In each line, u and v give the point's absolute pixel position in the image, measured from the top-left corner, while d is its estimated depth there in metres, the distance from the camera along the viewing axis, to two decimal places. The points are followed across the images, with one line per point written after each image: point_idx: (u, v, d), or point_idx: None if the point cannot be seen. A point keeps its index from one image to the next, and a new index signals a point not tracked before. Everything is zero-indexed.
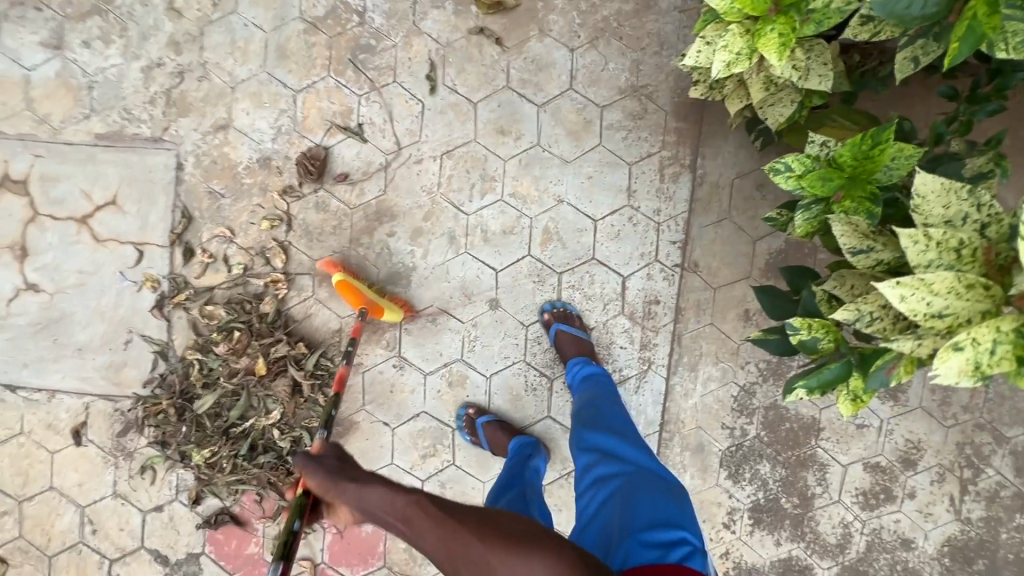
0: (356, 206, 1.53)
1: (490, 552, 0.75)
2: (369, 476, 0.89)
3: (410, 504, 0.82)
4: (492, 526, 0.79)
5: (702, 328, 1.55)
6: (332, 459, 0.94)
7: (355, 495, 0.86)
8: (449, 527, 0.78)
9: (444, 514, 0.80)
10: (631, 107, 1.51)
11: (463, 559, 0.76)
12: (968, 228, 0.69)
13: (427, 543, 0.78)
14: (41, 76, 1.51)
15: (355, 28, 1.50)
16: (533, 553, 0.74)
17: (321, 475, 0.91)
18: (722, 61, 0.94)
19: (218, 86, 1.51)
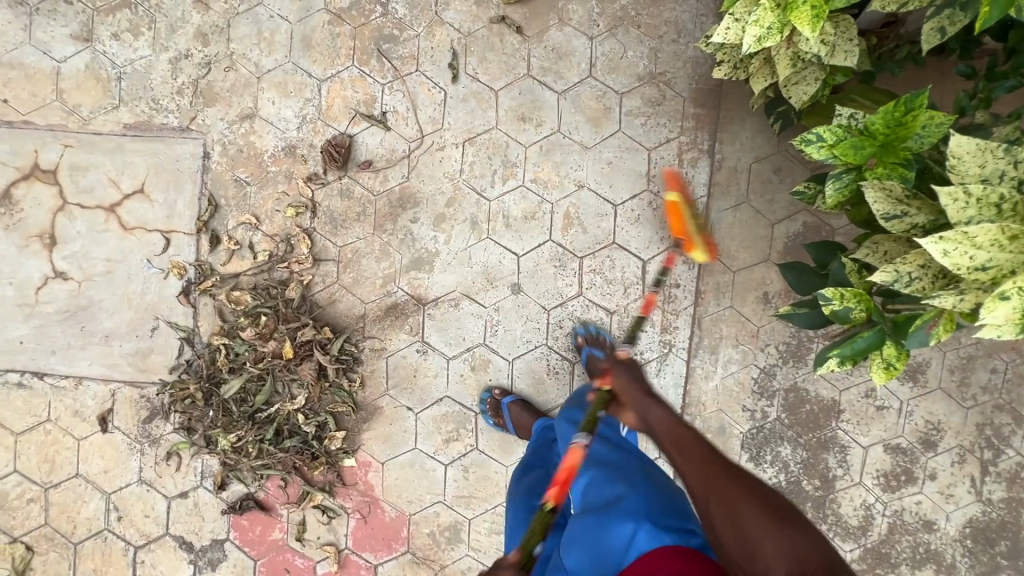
0: (379, 193, 1.55)
1: (748, 501, 0.75)
2: (658, 400, 0.96)
3: (694, 440, 0.87)
4: (756, 487, 0.78)
5: (721, 311, 1.57)
6: (634, 375, 1.03)
7: (649, 406, 0.95)
8: (712, 468, 0.81)
9: (714, 457, 0.83)
10: (649, 94, 1.54)
11: (716, 494, 0.78)
12: (1006, 185, 0.71)
13: (691, 473, 0.82)
14: (71, 68, 1.54)
15: (379, 19, 1.54)
16: (788, 520, 0.73)
17: (629, 378, 1.02)
18: (753, 36, 0.98)
19: (244, 76, 1.54)
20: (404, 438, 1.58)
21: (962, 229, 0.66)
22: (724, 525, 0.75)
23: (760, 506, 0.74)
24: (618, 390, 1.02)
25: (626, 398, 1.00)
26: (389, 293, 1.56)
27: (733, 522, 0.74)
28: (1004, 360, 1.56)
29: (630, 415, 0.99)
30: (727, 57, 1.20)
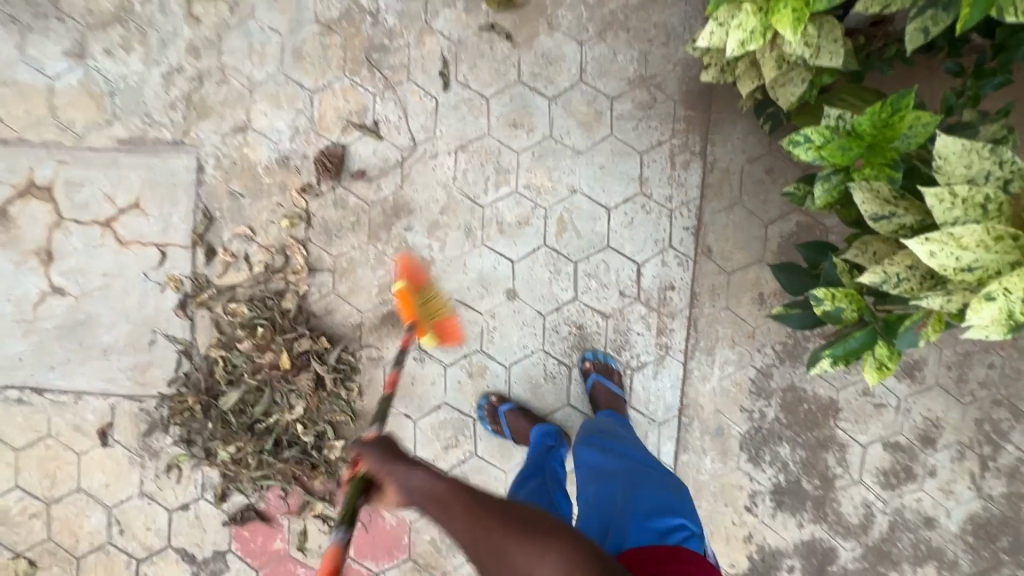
0: (373, 202, 1.56)
1: (519, 545, 0.77)
2: (421, 463, 0.90)
3: (449, 491, 0.84)
4: (524, 523, 0.80)
5: (717, 312, 1.57)
6: (387, 447, 0.93)
7: (410, 479, 0.87)
8: (480, 520, 0.80)
9: (477, 505, 0.82)
10: (640, 97, 1.54)
11: (488, 548, 0.78)
12: (992, 185, 0.71)
13: (457, 529, 0.81)
14: (65, 84, 1.55)
15: (369, 29, 1.54)
16: (557, 546, 0.76)
17: (379, 453, 0.92)
18: (736, 39, 0.99)
19: (237, 88, 1.55)
20: (403, 446, 1.58)
21: (948, 230, 0.66)
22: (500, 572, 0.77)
23: (531, 539, 0.77)
24: (372, 473, 0.91)
25: (381, 473, 0.90)
26: (385, 302, 1.57)
27: (512, 566, 0.76)
28: (1001, 356, 1.56)
29: (385, 496, 0.90)
30: (715, 61, 1.20)
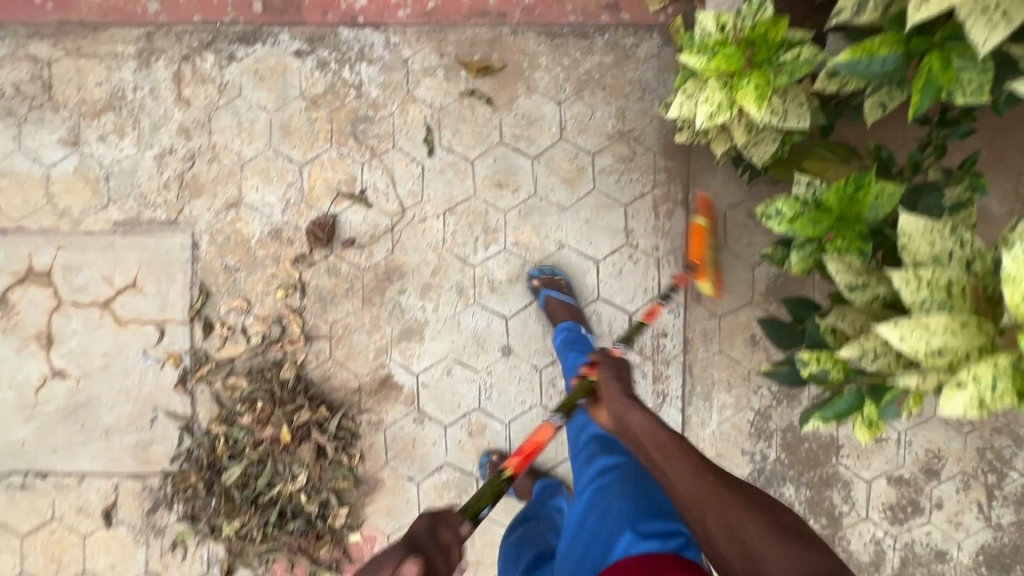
0: (366, 267, 1.59)
1: (761, 528, 0.76)
2: (637, 404, 1.01)
3: (674, 444, 0.91)
4: (770, 515, 0.78)
5: (711, 357, 1.58)
6: (627, 374, 1.11)
7: (627, 412, 1.00)
8: (710, 484, 0.82)
9: (711, 476, 0.84)
10: (620, 151, 1.59)
11: (708, 500, 0.80)
12: (955, 264, 0.74)
13: (681, 480, 0.85)
14: (60, 172, 1.59)
15: (354, 101, 1.59)
16: (798, 540, 0.75)
17: (614, 374, 1.09)
18: (704, 112, 1.01)
19: (228, 165, 1.59)
20: (408, 509, 1.58)
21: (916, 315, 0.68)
22: (725, 536, 0.77)
23: (769, 524, 0.77)
24: (600, 383, 1.09)
25: (607, 397, 1.05)
26: (382, 365, 1.58)
27: (737, 532, 0.76)
28: None
29: (604, 414, 1.05)
30: (687, 124, 1.25)
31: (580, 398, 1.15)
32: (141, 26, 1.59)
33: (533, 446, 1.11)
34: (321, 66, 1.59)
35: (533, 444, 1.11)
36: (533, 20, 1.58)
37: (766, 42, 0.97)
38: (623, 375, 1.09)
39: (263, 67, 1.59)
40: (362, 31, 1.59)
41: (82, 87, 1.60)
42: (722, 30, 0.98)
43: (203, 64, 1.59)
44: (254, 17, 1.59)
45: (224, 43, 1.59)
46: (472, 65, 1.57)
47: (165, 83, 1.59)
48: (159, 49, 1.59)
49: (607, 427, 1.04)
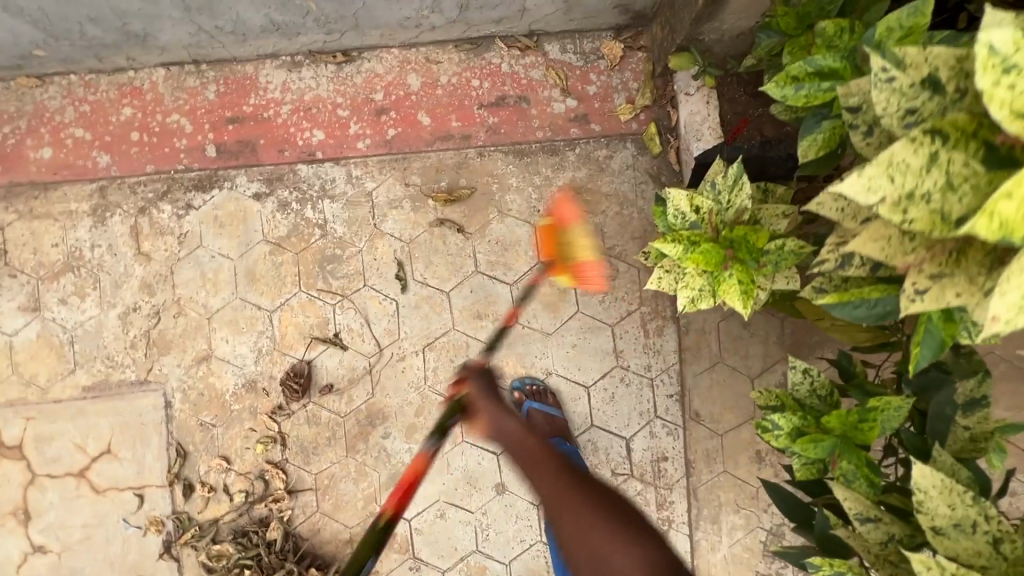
0: (347, 413, 1.52)
1: (601, 530, 0.83)
2: (507, 411, 0.97)
3: (542, 452, 0.95)
4: (619, 516, 0.86)
5: (716, 478, 1.50)
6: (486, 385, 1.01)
7: (500, 420, 0.97)
8: (569, 484, 0.90)
9: (576, 482, 0.91)
10: (602, 270, 1.51)
11: (572, 512, 0.86)
12: (980, 539, 0.65)
13: (545, 490, 0.90)
14: (22, 340, 1.53)
15: (319, 241, 1.52)
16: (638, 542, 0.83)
17: (485, 388, 1.00)
18: (686, 296, 0.92)
19: (195, 318, 1.52)
20: None
21: None
22: (580, 539, 0.84)
23: (618, 526, 0.84)
24: (472, 397, 1.00)
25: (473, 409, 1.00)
26: (372, 514, 1.51)
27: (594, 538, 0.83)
28: None
29: (480, 420, 1.00)
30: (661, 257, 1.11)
31: (450, 419, 1.00)
32: (93, 180, 1.53)
33: (412, 474, 0.98)
34: (282, 207, 1.52)
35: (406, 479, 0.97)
36: (499, 139, 1.51)
37: (747, 234, 0.87)
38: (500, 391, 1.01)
39: (222, 213, 1.52)
40: (322, 167, 1.52)
41: (38, 250, 1.54)
42: (697, 211, 0.90)
43: (160, 215, 1.53)
44: (209, 162, 1.52)
45: (180, 191, 1.53)
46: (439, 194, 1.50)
47: (122, 238, 1.53)
48: (113, 204, 1.53)
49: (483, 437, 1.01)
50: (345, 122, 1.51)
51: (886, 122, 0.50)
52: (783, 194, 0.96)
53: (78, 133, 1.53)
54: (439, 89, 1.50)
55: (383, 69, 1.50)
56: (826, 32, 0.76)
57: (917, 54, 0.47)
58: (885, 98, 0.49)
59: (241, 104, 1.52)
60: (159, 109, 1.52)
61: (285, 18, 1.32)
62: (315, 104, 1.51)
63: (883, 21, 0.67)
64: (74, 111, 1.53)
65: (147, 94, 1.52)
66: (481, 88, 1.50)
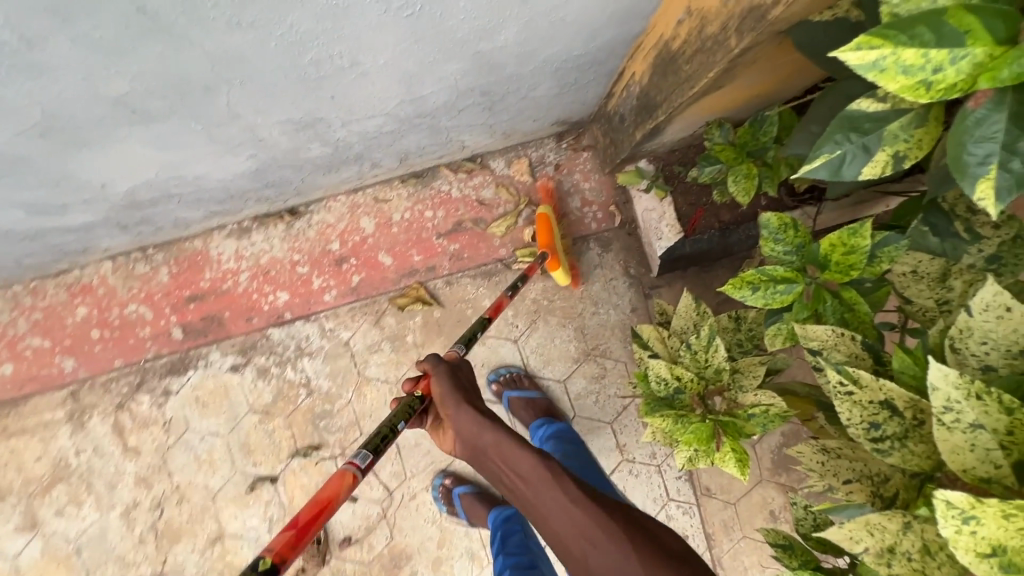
0: (370, 560, 1.51)
1: (608, 539, 0.73)
2: (483, 415, 0.88)
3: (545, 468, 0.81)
4: (642, 531, 0.75)
5: (738, 544, 1.52)
6: (466, 376, 0.98)
7: (482, 437, 0.86)
8: (577, 506, 0.77)
9: (577, 496, 0.78)
10: (590, 370, 1.52)
11: (584, 536, 0.74)
12: None
13: (551, 512, 0.78)
14: (26, 559, 1.49)
15: (306, 399, 1.50)
16: (676, 566, 0.70)
17: (447, 384, 0.93)
18: (682, 458, 0.92)
19: (199, 501, 1.49)
20: None
21: None
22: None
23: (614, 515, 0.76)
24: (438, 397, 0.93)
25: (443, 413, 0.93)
26: None
27: (623, 573, 0.70)
28: None
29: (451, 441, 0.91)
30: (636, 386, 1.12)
31: (401, 422, 0.88)
32: (62, 386, 1.49)
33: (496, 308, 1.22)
34: (262, 373, 1.50)
35: (322, 502, 0.74)
36: (464, 265, 1.50)
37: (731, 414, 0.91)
38: (467, 382, 0.96)
39: (203, 391, 1.50)
40: (293, 327, 1.50)
41: (21, 467, 1.49)
42: (679, 379, 0.92)
43: (140, 407, 1.50)
44: (177, 344, 1.50)
45: (155, 378, 1.50)
46: (400, 298, 1.49)
47: (106, 438, 1.50)
48: (89, 405, 1.50)
49: (458, 451, 0.91)
50: (307, 278, 1.50)
51: (852, 430, 0.51)
52: (754, 319, 1.00)
53: (36, 342, 1.49)
54: (394, 228, 1.49)
55: (334, 218, 1.49)
56: (771, 225, 0.73)
57: (872, 379, 0.50)
58: (848, 409, 0.51)
59: (198, 282, 1.49)
60: (114, 302, 1.49)
61: (224, 207, 1.25)
62: (272, 266, 1.49)
63: (827, 237, 0.69)
64: (27, 321, 1.49)
65: (99, 290, 1.49)
66: (435, 218, 1.49)
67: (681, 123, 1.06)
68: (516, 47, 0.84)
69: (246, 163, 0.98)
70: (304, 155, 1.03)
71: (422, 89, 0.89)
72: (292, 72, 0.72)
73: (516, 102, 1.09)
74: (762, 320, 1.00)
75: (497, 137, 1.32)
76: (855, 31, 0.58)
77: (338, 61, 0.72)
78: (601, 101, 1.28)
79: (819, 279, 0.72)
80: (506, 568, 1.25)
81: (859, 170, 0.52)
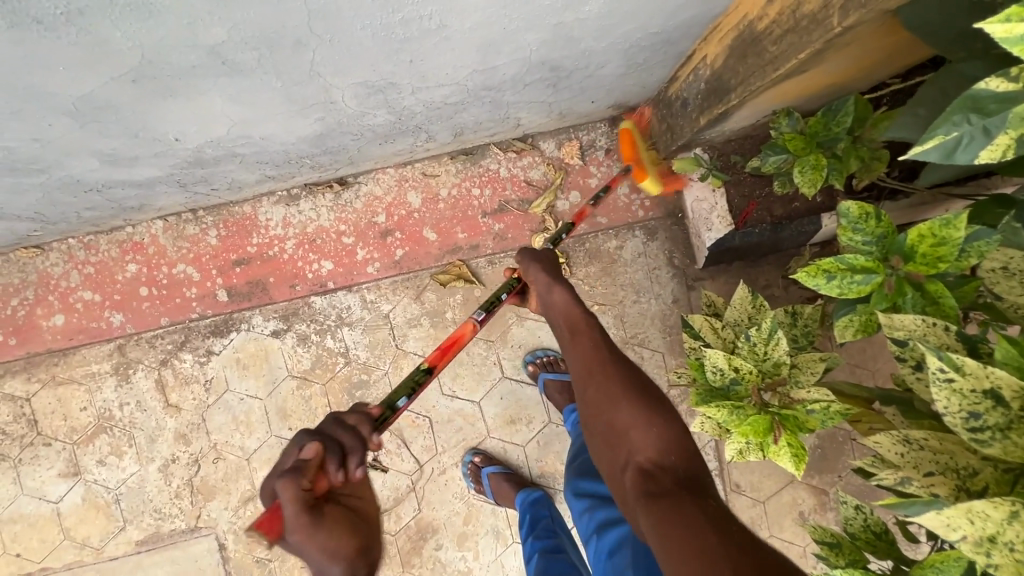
0: (397, 530, 1.53)
1: (614, 388, 0.84)
2: (561, 280, 0.99)
3: (584, 323, 0.94)
4: (639, 386, 0.84)
5: (764, 543, 1.51)
6: (549, 260, 1.05)
7: (548, 291, 0.99)
8: (603, 356, 0.89)
9: (606, 352, 0.90)
10: (627, 359, 1.51)
11: (596, 383, 0.86)
12: None
13: (576, 356, 0.91)
14: (68, 504, 1.54)
15: (344, 368, 1.52)
16: (658, 416, 0.80)
17: (534, 258, 1.04)
18: (733, 449, 0.90)
19: (234, 461, 1.53)
20: None
21: None
22: (598, 409, 0.84)
23: (623, 379, 0.85)
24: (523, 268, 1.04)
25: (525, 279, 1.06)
26: None
27: (612, 411, 0.82)
28: None
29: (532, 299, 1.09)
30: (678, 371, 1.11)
31: (503, 294, 1.07)
32: (109, 340, 1.53)
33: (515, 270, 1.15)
34: (303, 340, 1.52)
35: (454, 340, 1.01)
36: (508, 245, 1.50)
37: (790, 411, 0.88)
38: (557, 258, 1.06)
39: (244, 354, 1.53)
40: (335, 296, 1.51)
41: (67, 415, 1.54)
42: (737, 371, 0.89)
43: (182, 364, 1.53)
44: (222, 306, 1.52)
45: (198, 338, 1.53)
46: (442, 275, 1.49)
47: (149, 393, 1.53)
48: (135, 359, 1.53)
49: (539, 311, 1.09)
50: (351, 249, 1.51)
51: (949, 419, 0.50)
52: (810, 315, 0.98)
53: (86, 296, 1.53)
54: (440, 204, 1.50)
55: (381, 190, 1.50)
56: (851, 214, 0.72)
57: (978, 368, 0.48)
58: (947, 397, 0.50)
59: (245, 246, 1.51)
60: (163, 261, 1.52)
61: (279, 172, 1.26)
62: (319, 235, 1.51)
63: (915, 227, 0.67)
64: (79, 274, 1.53)
65: (149, 248, 1.52)
66: (482, 196, 1.49)
67: (749, 110, 1.04)
68: (597, 20, 0.83)
69: (314, 126, 0.99)
70: (368, 122, 1.04)
71: (497, 59, 0.89)
72: (380, 31, 0.72)
73: (581, 80, 1.08)
74: (818, 317, 0.98)
75: (552, 117, 1.30)
76: (972, 12, 0.56)
77: (426, 23, 0.72)
78: (661, 86, 1.26)
79: (900, 271, 0.71)
80: (534, 554, 1.28)
81: (977, 152, 0.50)
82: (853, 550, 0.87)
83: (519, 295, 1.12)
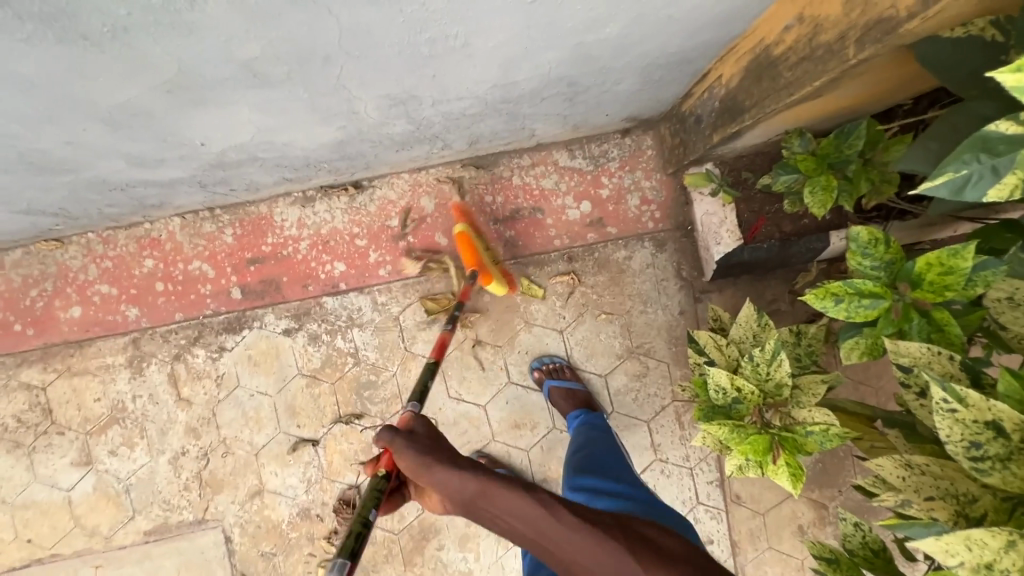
0: (400, 529, 1.56)
1: (582, 536, 0.80)
2: (460, 464, 0.82)
3: (506, 485, 0.82)
4: (587, 512, 0.85)
5: (762, 554, 1.52)
6: (427, 436, 0.87)
7: (456, 489, 0.80)
8: (545, 522, 0.80)
9: (544, 507, 0.81)
10: (632, 368, 1.52)
11: (562, 548, 0.80)
12: None
13: (522, 529, 0.81)
14: (80, 492, 1.57)
15: (353, 368, 1.54)
16: (633, 555, 0.80)
17: (415, 453, 0.83)
18: (732, 465, 0.93)
19: (243, 455, 1.55)
20: None
21: None
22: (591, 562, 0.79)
23: (575, 515, 0.82)
24: (409, 468, 0.84)
25: (415, 481, 0.85)
26: None
27: (593, 552, 0.80)
28: None
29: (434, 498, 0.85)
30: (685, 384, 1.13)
31: (372, 513, 0.85)
32: (124, 333, 1.56)
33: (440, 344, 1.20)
34: (313, 339, 1.54)
35: None
36: (518, 252, 1.52)
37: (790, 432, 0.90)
38: (428, 436, 0.87)
39: (256, 351, 1.55)
40: (347, 297, 1.54)
41: (81, 406, 1.57)
42: (739, 390, 0.91)
43: (195, 360, 1.56)
44: (236, 303, 1.55)
45: (211, 334, 1.56)
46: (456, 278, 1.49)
47: (161, 386, 1.56)
48: (148, 353, 1.56)
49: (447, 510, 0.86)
50: (364, 251, 1.53)
51: (951, 447, 0.52)
52: (815, 335, 1.00)
53: (103, 289, 1.56)
54: (453, 209, 1.52)
55: (395, 194, 1.52)
56: (860, 239, 0.73)
57: (981, 400, 0.50)
58: (950, 427, 0.51)
59: (260, 245, 1.54)
60: (179, 258, 1.55)
61: (298, 175, 1.28)
62: (332, 236, 1.53)
63: (923, 256, 0.68)
64: (97, 268, 1.56)
65: (166, 244, 1.54)
66: (494, 203, 1.52)
67: (762, 130, 1.06)
68: (616, 40, 0.85)
69: (335, 134, 1.01)
70: (387, 131, 1.06)
71: (517, 75, 0.91)
72: (407, 49, 0.74)
73: (598, 95, 1.10)
74: (822, 336, 1.00)
75: (566, 128, 1.32)
76: (986, 51, 0.58)
77: (452, 41, 0.74)
78: (675, 101, 1.28)
79: (906, 298, 0.72)
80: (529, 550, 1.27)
81: (985, 190, 0.52)
82: (850, 566, 0.89)
83: (389, 498, 0.95)
